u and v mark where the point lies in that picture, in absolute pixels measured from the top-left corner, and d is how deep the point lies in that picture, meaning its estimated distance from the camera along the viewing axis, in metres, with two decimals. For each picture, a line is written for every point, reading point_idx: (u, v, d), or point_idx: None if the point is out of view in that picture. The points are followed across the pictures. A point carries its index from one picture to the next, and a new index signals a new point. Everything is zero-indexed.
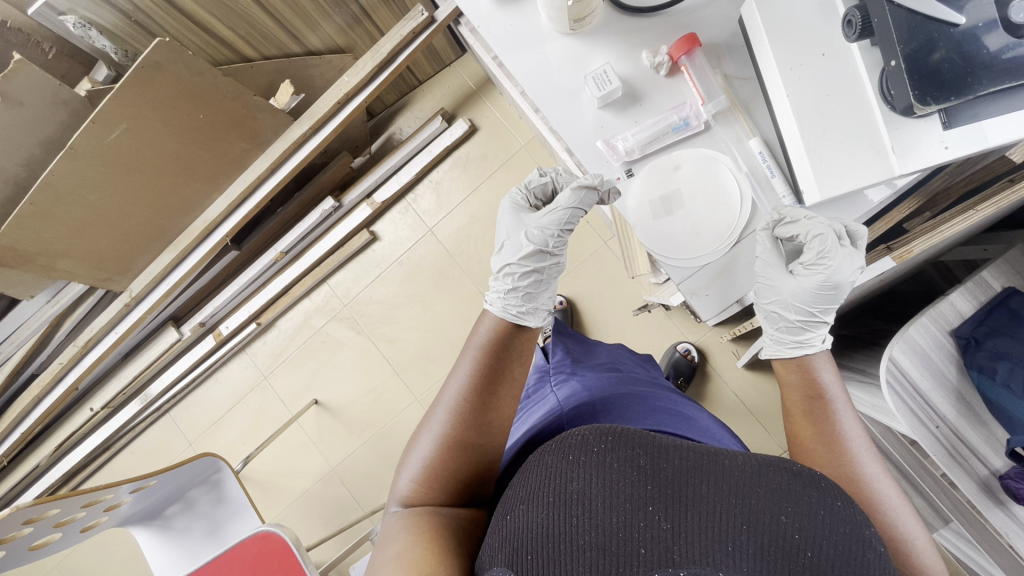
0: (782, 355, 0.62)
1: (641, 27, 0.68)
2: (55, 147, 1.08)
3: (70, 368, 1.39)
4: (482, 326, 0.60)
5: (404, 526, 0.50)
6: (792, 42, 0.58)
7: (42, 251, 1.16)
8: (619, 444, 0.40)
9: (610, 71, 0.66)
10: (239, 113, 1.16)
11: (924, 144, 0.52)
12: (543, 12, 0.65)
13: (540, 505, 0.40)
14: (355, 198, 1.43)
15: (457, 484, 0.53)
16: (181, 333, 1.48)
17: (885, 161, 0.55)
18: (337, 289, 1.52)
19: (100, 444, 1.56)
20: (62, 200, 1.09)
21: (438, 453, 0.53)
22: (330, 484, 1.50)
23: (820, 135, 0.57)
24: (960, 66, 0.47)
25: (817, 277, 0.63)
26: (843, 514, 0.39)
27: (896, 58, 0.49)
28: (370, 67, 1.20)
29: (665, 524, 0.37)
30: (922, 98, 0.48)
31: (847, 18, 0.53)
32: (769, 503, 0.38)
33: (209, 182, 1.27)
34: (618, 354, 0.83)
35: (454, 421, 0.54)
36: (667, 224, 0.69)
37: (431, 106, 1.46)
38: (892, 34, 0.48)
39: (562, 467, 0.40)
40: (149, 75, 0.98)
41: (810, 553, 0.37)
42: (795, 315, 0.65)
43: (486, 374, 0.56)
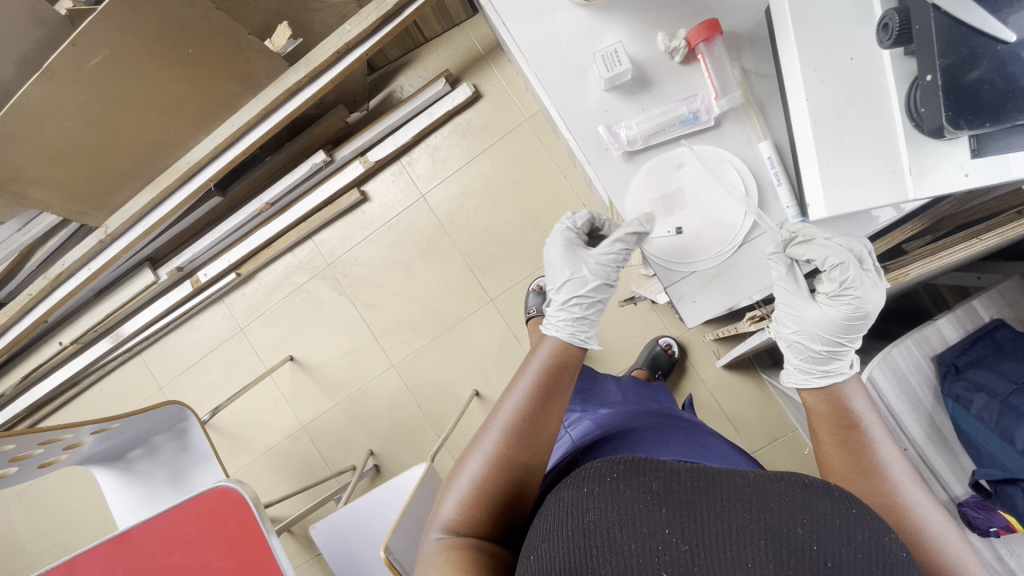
0: (809, 385, 0.58)
1: (661, 6, 0.64)
2: (31, 68, 1.01)
3: (39, 301, 1.35)
4: (541, 350, 0.58)
5: (447, 561, 0.45)
6: (821, 41, 0.55)
7: (13, 176, 1.10)
8: (630, 472, 0.40)
9: (620, 52, 0.62)
10: (230, 51, 1.10)
11: (942, 169, 0.50)
12: None
13: (557, 541, 0.39)
14: (348, 155, 1.38)
15: (502, 514, 0.49)
16: (157, 275, 1.44)
17: (898, 182, 0.52)
18: (321, 246, 1.48)
19: (68, 379, 1.54)
20: (36, 125, 1.03)
21: (484, 474, 0.50)
22: (299, 441, 1.50)
23: (835, 146, 0.55)
24: (1001, 89, 0.44)
25: (844, 306, 0.60)
26: (859, 519, 0.37)
27: (933, 72, 0.47)
28: (374, 18, 1.13)
29: (684, 545, 0.36)
30: (955, 119, 0.46)
31: (883, 21, 0.50)
32: (783, 516, 0.36)
33: (195, 122, 1.21)
34: (625, 384, 0.80)
35: (507, 436, 0.51)
36: (668, 230, 0.66)
37: (435, 67, 1.40)
38: (932, 45, 0.46)
39: (577, 500, 0.40)
40: (134, 0, 0.92)
41: (832, 563, 0.35)
42: (819, 345, 0.60)
43: (542, 396, 0.54)
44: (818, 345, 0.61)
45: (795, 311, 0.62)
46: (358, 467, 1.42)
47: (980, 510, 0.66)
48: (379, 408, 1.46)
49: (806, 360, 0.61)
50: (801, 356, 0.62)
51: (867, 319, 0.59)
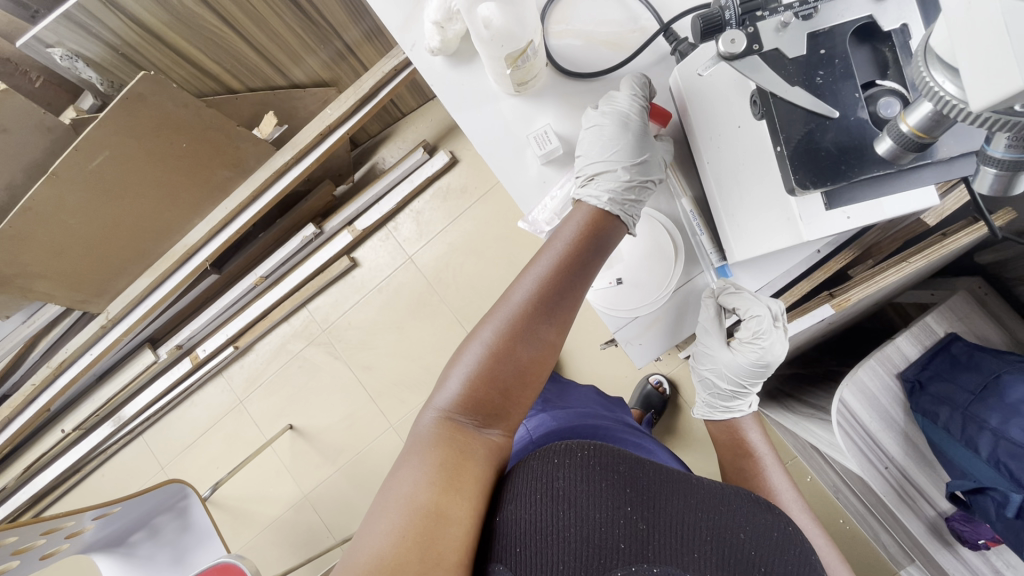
0: (711, 418, 0.77)
1: (584, 90, 0.68)
2: (38, 173, 1.10)
3: (42, 390, 1.39)
4: (563, 231, 0.61)
5: (438, 439, 0.51)
6: (712, 112, 0.57)
7: (19, 273, 1.17)
8: (599, 452, 0.49)
9: (550, 132, 0.67)
10: (221, 142, 1.18)
11: (826, 216, 0.51)
12: (490, 73, 0.64)
13: (528, 501, 0.47)
14: (336, 225, 1.45)
15: (497, 400, 0.55)
16: (157, 355, 1.48)
17: (794, 228, 0.52)
18: (315, 314, 1.53)
19: (70, 466, 1.55)
20: (41, 224, 1.10)
21: (482, 364, 0.55)
22: (302, 511, 1.49)
23: (739, 202, 0.59)
24: (835, 154, 0.47)
25: (751, 354, 0.70)
26: (793, 535, 0.48)
27: (781, 144, 0.49)
28: (352, 101, 1.24)
29: (642, 525, 0.47)
30: (802, 181, 0.49)
31: (752, 97, 0.52)
32: (729, 519, 0.48)
33: (191, 208, 1.29)
34: (587, 394, 0.89)
35: (512, 324, 0.57)
36: (609, 282, 0.68)
37: (413, 138, 1.49)
38: (777, 121, 0.49)
39: (549, 468, 0.48)
40: (132, 107, 1.01)
41: (763, 567, 0.46)
42: (725, 385, 0.73)
43: (550, 288, 0.58)
44: (725, 383, 0.73)
45: (710, 352, 0.72)
46: None
47: (967, 523, 0.68)
48: (380, 470, 1.46)
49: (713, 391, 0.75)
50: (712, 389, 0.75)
51: (771, 364, 0.70)
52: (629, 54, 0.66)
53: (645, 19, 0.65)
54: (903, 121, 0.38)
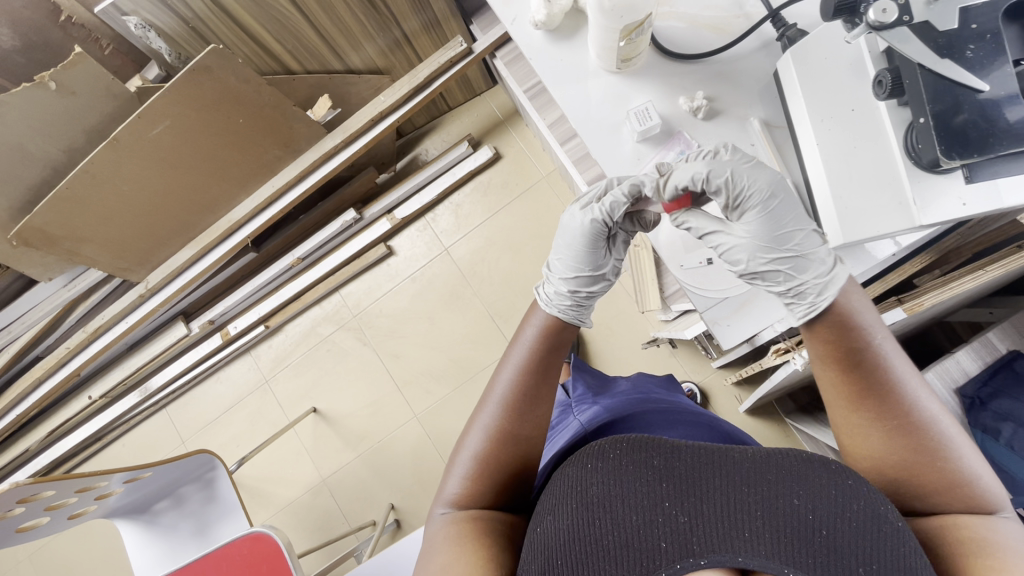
0: None
1: (683, 72, 0.67)
2: (97, 138, 1.12)
3: (75, 354, 1.40)
4: (529, 327, 0.64)
5: (449, 537, 0.56)
6: (825, 95, 0.59)
7: (68, 235, 1.19)
8: (632, 448, 0.51)
9: (651, 108, 0.65)
10: (276, 120, 1.20)
11: (942, 199, 0.54)
12: (593, 48, 0.65)
13: (564, 512, 0.49)
14: (376, 212, 1.46)
15: (499, 480, 0.59)
16: (189, 329, 1.50)
17: (906, 212, 0.56)
18: (347, 299, 1.54)
19: (93, 433, 1.56)
20: (97, 188, 1.13)
21: (477, 460, 0.59)
22: (319, 495, 1.48)
23: (847, 183, 0.58)
24: (982, 128, 0.50)
25: None
26: (854, 492, 0.46)
27: (925, 115, 0.52)
28: (406, 90, 1.26)
29: (683, 517, 0.46)
30: (947, 152, 0.51)
31: (878, 78, 0.55)
32: (777, 489, 0.46)
33: (238, 184, 1.31)
34: (637, 381, 0.92)
35: (497, 421, 0.60)
36: (700, 261, 0.68)
37: (458, 132, 1.51)
38: (922, 94, 0.52)
39: (582, 474, 0.51)
40: (197, 79, 1.03)
41: (824, 531, 0.44)
42: None
43: (530, 373, 0.61)
44: None
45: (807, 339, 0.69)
46: (379, 521, 1.40)
47: None
48: (400, 459, 1.46)
49: (780, 287, 0.58)
50: (776, 286, 0.59)
51: None
52: (732, 39, 0.67)
53: (750, 6, 0.67)
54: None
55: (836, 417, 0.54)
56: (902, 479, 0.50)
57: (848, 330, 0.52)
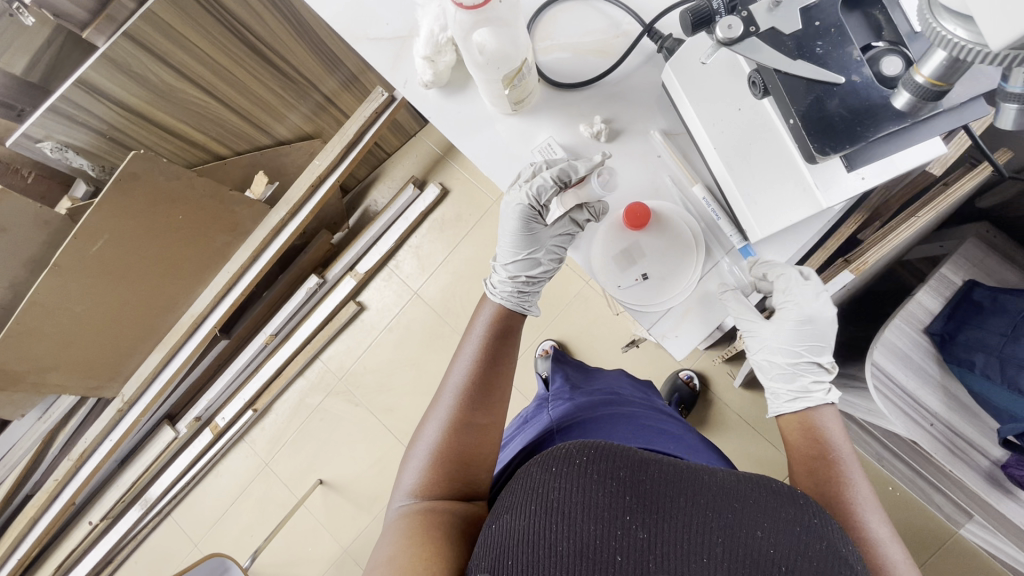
0: (786, 411, 0.68)
1: (581, 98, 0.68)
2: (40, 266, 1.10)
3: (65, 484, 1.36)
4: (481, 315, 0.71)
5: (397, 531, 0.54)
6: (711, 100, 0.60)
7: (30, 368, 1.16)
8: (599, 458, 0.48)
9: (554, 144, 0.68)
10: (217, 208, 1.20)
11: (841, 179, 0.55)
12: (484, 96, 0.66)
13: (523, 513, 0.47)
14: (338, 272, 1.46)
15: (457, 468, 0.59)
16: (177, 430, 1.47)
17: (812, 196, 0.56)
18: (330, 363, 1.52)
19: (102, 558, 1.51)
20: (49, 315, 1.11)
21: (433, 452, 0.60)
22: (344, 567, 1.45)
23: (751, 181, 0.59)
24: (848, 118, 0.49)
25: (794, 317, 0.68)
26: (814, 528, 0.45)
27: (794, 117, 0.51)
28: (339, 149, 1.26)
29: (642, 533, 0.44)
30: (822, 149, 0.50)
31: (751, 79, 0.55)
32: (745, 518, 0.44)
33: (193, 278, 1.30)
34: (617, 378, 0.92)
35: (453, 411, 0.63)
36: (635, 278, 0.68)
37: (402, 175, 1.51)
38: (786, 98, 0.51)
39: (546, 477, 0.48)
40: (126, 187, 1.02)
41: (783, 565, 0.43)
42: (782, 358, 0.70)
43: (484, 360, 0.67)
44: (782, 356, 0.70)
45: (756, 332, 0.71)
46: None
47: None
48: None
49: (769, 380, 0.71)
50: (768, 378, 0.71)
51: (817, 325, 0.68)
52: (615, 59, 0.67)
53: (626, 24, 0.67)
54: (918, 72, 0.41)
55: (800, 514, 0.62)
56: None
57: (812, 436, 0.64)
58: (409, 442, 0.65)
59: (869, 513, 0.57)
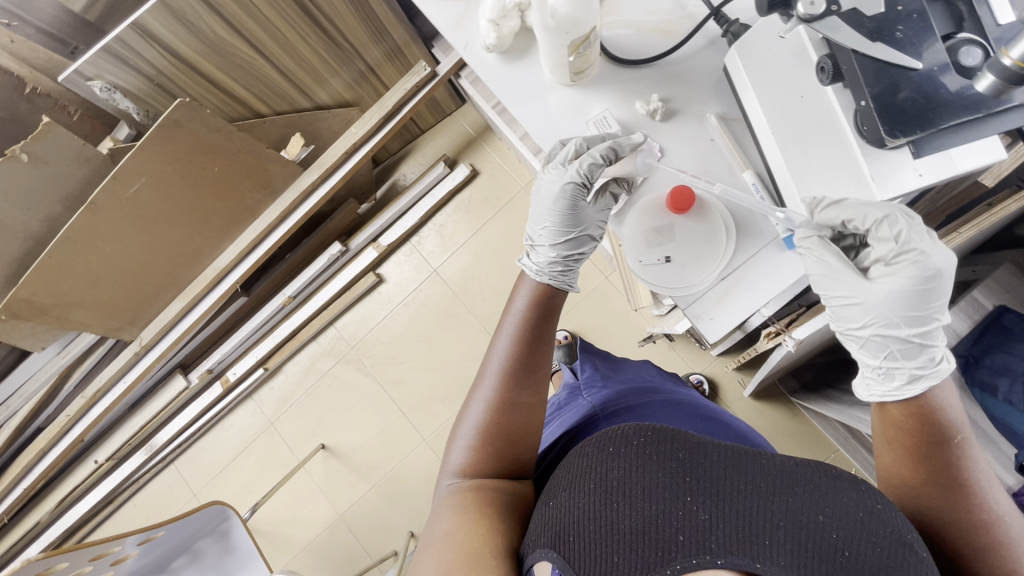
0: (895, 398, 0.58)
1: (638, 76, 0.69)
2: (76, 204, 1.12)
3: (76, 421, 1.39)
4: (520, 295, 0.70)
5: (450, 506, 0.59)
6: (775, 86, 0.60)
7: (57, 302, 1.19)
8: (657, 439, 0.54)
9: (609, 117, 0.68)
10: (252, 165, 1.21)
11: (900, 173, 0.57)
12: (545, 64, 0.66)
13: (583, 491, 0.53)
14: (361, 242, 1.47)
15: (502, 447, 0.62)
16: (188, 380, 1.49)
17: (866, 189, 0.59)
18: (343, 331, 1.54)
19: (103, 497, 1.54)
20: (80, 253, 1.13)
21: (480, 431, 0.63)
22: (337, 532, 1.47)
23: (806, 168, 0.60)
24: (921, 104, 0.51)
25: (906, 269, 0.58)
26: (882, 514, 0.48)
27: (865, 98, 0.54)
28: (376, 119, 1.27)
29: (704, 513, 0.49)
30: (890, 131, 0.52)
31: (819, 65, 0.57)
32: (803, 503, 0.48)
33: (221, 231, 1.32)
34: (645, 369, 0.93)
35: (497, 392, 0.64)
36: (659, 258, 0.69)
37: (433, 153, 1.52)
38: (861, 79, 0.53)
39: (607, 457, 0.54)
40: (168, 133, 1.04)
41: (846, 550, 0.46)
42: (901, 331, 0.60)
43: (527, 340, 0.66)
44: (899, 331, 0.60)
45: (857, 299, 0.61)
46: (401, 550, 1.40)
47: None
48: (414, 485, 1.45)
49: (875, 359, 0.62)
50: (873, 356, 0.62)
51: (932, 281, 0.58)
52: (680, 39, 0.68)
53: (693, 6, 0.69)
54: (1005, 54, 0.44)
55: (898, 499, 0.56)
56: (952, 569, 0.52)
57: (924, 419, 0.56)
58: (455, 418, 0.67)
59: (986, 490, 0.52)
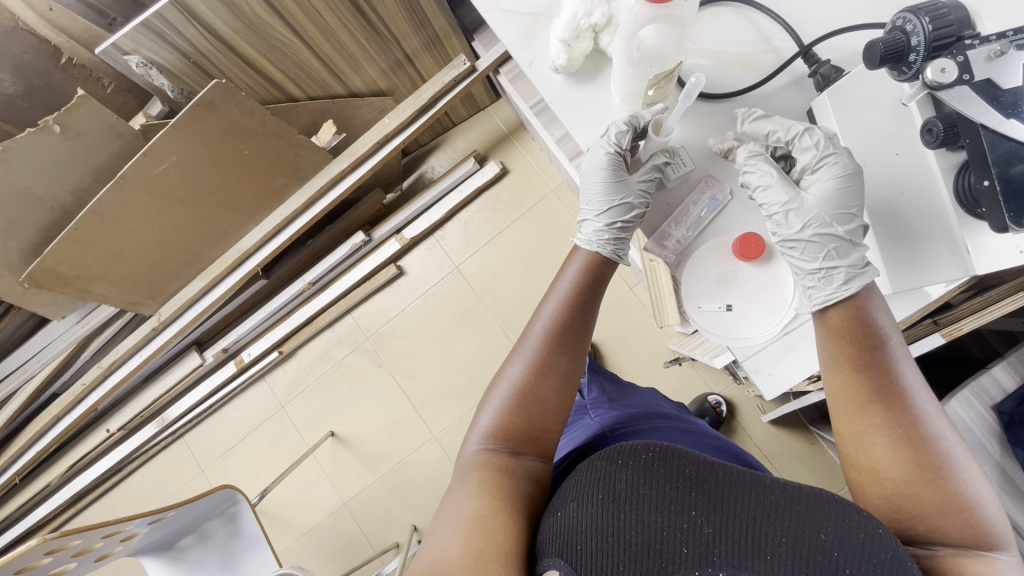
0: (834, 299, 0.57)
1: (712, 110, 0.66)
2: (104, 177, 1.11)
3: (92, 389, 1.40)
4: (570, 267, 0.67)
5: (474, 484, 0.54)
6: (868, 139, 0.58)
7: (79, 274, 1.18)
8: (666, 454, 0.48)
9: (683, 151, 0.66)
10: (282, 149, 1.19)
11: (1001, 252, 0.51)
12: (616, 92, 0.63)
13: (590, 501, 0.48)
14: (385, 233, 1.45)
15: (537, 417, 0.59)
16: (203, 358, 1.49)
17: (962, 262, 0.54)
18: (360, 321, 1.53)
19: (113, 465, 1.56)
20: (106, 226, 1.12)
21: (515, 396, 0.60)
22: (341, 519, 1.48)
23: (891, 230, 0.58)
24: None
25: (831, 169, 0.58)
26: (880, 540, 0.42)
27: (990, 178, 0.48)
28: (410, 111, 1.25)
29: (708, 528, 0.44)
30: (1017, 220, 0.47)
31: (926, 127, 0.52)
32: (810, 522, 0.43)
33: (246, 214, 1.30)
34: (652, 395, 0.91)
35: (537, 356, 0.62)
36: (718, 306, 0.66)
37: (464, 148, 1.49)
38: (987, 156, 0.48)
39: (613, 468, 0.48)
40: (202, 113, 1.01)
41: (849, 571, 0.41)
42: (832, 228, 0.60)
43: (572, 308, 0.64)
44: (829, 229, 0.60)
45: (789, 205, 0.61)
46: (403, 543, 1.40)
47: None
48: (421, 481, 1.45)
49: (813, 263, 0.60)
50: (812, 260, 0.60)
51: (857, 183, 0.57)
52: (761, 76, 0.65)
53: (779, 40, 0.65)
54: None
55: (840, 425, 0.53)
56: (907, 493, 0.47)
57: (862, 323, 0.56)
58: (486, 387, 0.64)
59: (923, 401, 0.51)
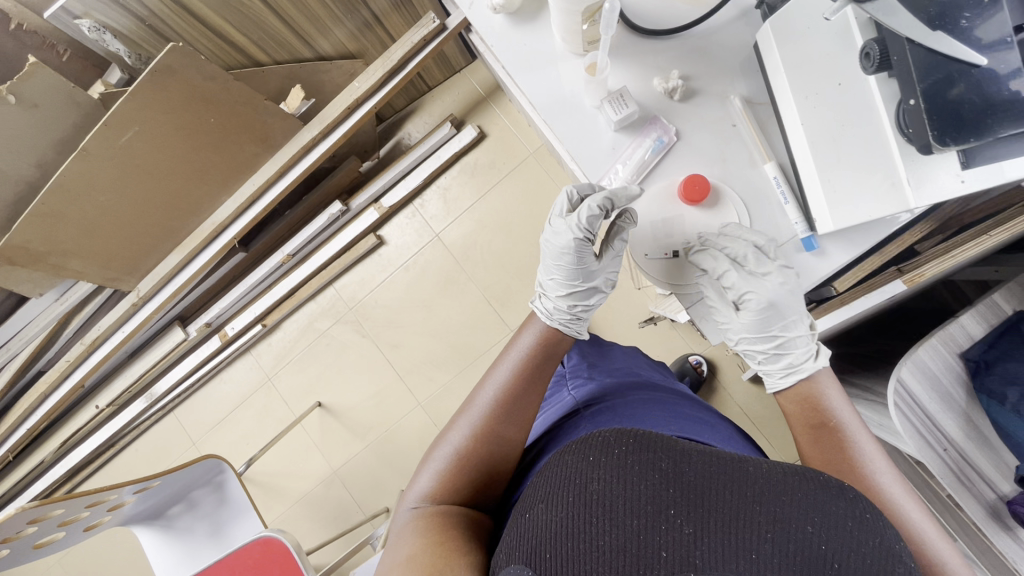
0: (774, 386, 0.66)
1: (655, 49, 0.68)
2: (67, 149, 1.08)
3: (75, 366, 1.40)
4: (524, 334, 0.69)
5: (413, 530, 0.54)
6: (810, 73, 0.58)
7: (51, 249, 1.17)
8: (640, 446, 0.42)
9: (627, 95, 0.65)
10: (250, 117, 1.16)
11: (938, 176, 0.51)
12: (557, 32, 0.65)
13: (559, 504, 0.42)
14: (363, 202, 1.43)
15: (479, 478, 0.60)
16: (187, 333, 1.49)
17: (899, 193, 0.54)
18: (342, 292, 1.52)
19: (105, 440, 1.58)
20: (74, 201, 1.10)
21: (457, 457, 0.61)
22: (332, 486, 1.51)
23: (837, 162, 0.58)
24: (980, 106, 0.46)
25: (751, 306, 0.66)
26: (871, 525, 0.40)
27: (915, 97, 0.49)
28: (380, 74, 1.20)
29: (688, 528, 0.39)
30: (940, 138, 0.48)
31: (864, 51, 0.52)
32: (797, 516, 0.39)
33: (220, 185, 1.28)
34: (634, 356, 0.90)
35: (482, 423, 0.62)
36: (664, 252, 0.69)
37: (440, 112, 1.46)
38: (913, 74, 0.49)
39: (585, 465, 0.43)
40: (161, 79, 0.98)
41: (837, 564, 0.38)
42: (763, 345, 0.68)
43: (519, 380, 0.65)
44: (761, 343, 0.68)
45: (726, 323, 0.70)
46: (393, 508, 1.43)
47: None
48: (409, 447, 1.47)
49: (757, 362, 0.70)
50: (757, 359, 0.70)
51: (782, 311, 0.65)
52: (706, 9, 0.68)
53: None
54: None
55: None
56: None
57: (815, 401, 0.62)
58: (433, 441, 0.65)
59: (876, 461, 0.57)
